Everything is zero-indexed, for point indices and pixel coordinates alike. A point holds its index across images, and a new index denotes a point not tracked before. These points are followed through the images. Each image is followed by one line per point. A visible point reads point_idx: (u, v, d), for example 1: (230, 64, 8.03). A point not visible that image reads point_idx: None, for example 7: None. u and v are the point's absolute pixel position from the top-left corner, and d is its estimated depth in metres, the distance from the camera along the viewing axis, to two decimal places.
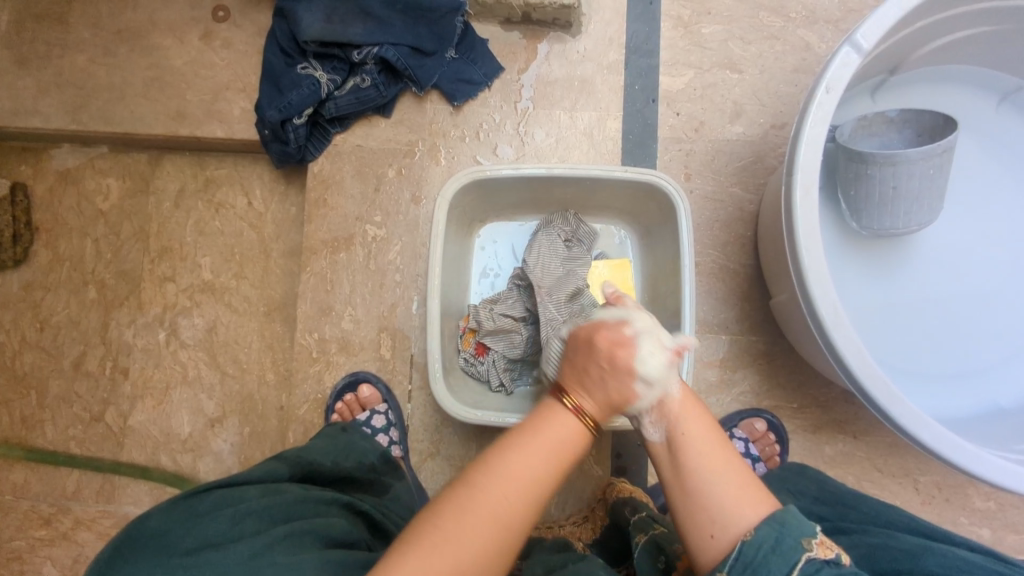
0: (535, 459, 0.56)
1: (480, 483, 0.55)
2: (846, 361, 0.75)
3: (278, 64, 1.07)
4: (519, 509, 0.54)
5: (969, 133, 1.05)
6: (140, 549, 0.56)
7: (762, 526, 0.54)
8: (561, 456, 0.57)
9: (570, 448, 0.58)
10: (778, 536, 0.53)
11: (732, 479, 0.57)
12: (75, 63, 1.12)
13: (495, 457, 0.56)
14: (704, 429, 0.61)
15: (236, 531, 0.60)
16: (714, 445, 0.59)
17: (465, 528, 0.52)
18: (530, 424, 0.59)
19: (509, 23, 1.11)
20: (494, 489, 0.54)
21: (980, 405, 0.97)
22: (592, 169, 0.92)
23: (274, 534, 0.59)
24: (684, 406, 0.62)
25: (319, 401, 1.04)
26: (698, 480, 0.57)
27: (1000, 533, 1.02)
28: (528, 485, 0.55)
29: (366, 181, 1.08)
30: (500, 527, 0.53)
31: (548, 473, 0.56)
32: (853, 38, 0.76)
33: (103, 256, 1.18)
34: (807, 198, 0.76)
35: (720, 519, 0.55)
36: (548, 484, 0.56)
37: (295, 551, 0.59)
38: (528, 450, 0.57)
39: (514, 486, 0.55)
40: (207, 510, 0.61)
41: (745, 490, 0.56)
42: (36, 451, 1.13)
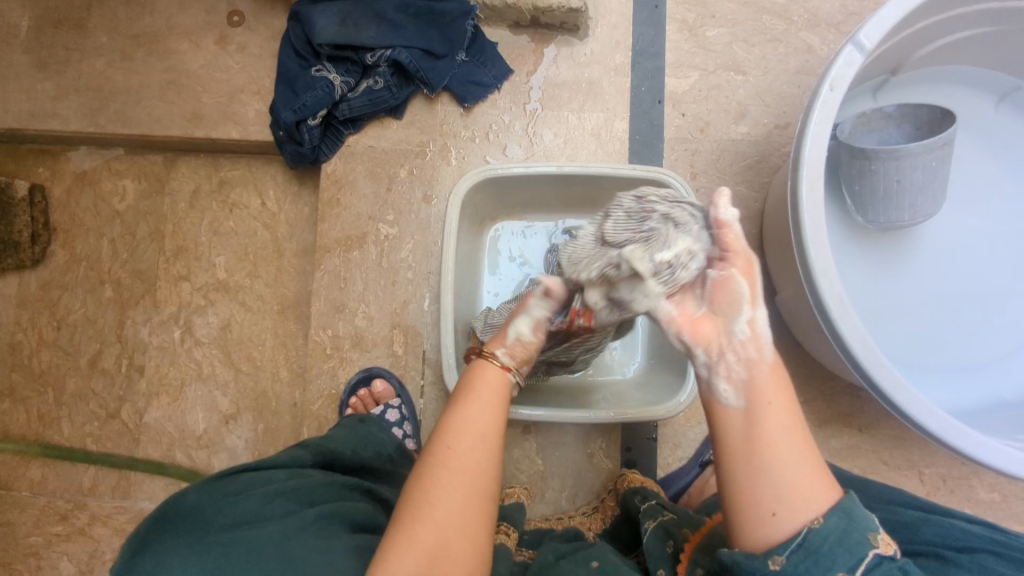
0: (477, 411, 0.61)
1: (433, 447, 0.59)
2: (853, 351, 0.77)
3: (292, 67, 1.09)
4: (476, 453, 0.59)
5: (969, 132, 1.07)
6: (178, 523, 0.58)
7: (832, 517, 0.53)
8: (492, 392, 0.64)
9: (499, 383, 0.65)
10: (847, 530, 0.53)
11: (805, 464, 0.55)
12: (94, 67, 1.15)
13: (443, 420, 0.61)
14: (785, 408, 0.58)
15: (267, 511, 0.62)
16: (792, 422, 0.57)
17: (433, 489, 0.57)
18: (464, 381, 0.65)
19: (518, 27, 1.13)
20: (446, 444, 0.59)
21: (983, 397, 0.99)
22: (601, 167, 0.94)
23: (305, 516, 0.62)
24: (770, 374, 0.60)
25: (333, 396, 1.06)
26: (775, 458, 0.55)
27: (1006, 524, 1.03)
28: (478, 429, 0.60)
29: (378, 181, 1.10)
30: (468, 479, 0.57)
31: (491, 414, 0.62)
32: (856, 37, 0.79)
33: (119, 255, 1.20)
34: (812, 194, 0.78)
35: (785, 502, 0.54)
36: (495, 425, 0.61)
37: (324, 532, 0.62)
38: (471, 405, 0.62)
39: (463, 438, 0.59)
40: (238, 491, 0.63)
41: (816, 477, 0.55)
42: (53, 448, 1.15)
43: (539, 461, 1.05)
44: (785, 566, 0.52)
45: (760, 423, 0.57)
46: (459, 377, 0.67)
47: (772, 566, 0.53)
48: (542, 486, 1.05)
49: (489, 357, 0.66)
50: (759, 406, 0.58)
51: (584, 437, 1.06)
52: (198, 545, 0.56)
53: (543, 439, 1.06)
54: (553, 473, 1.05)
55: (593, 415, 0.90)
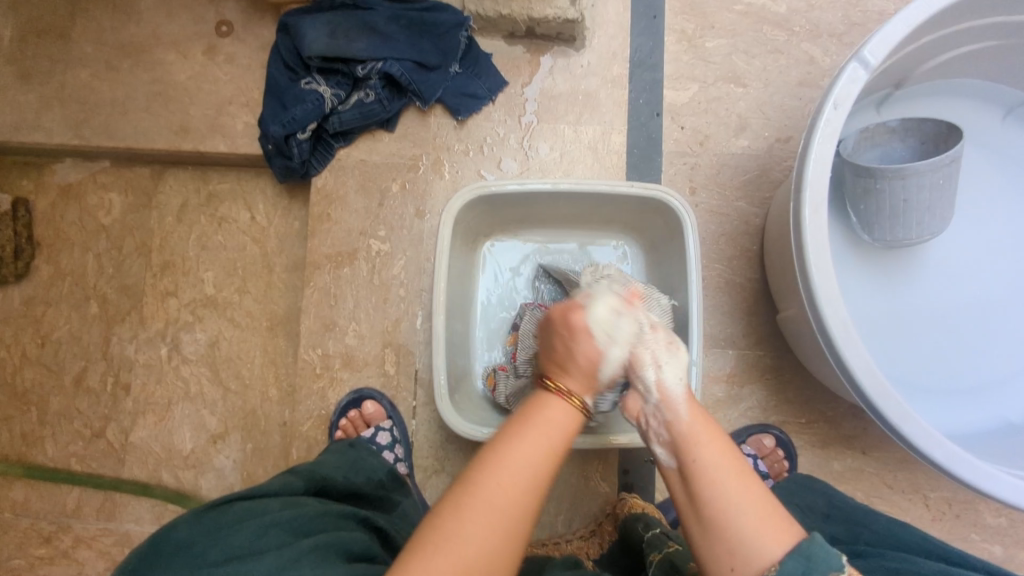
0: (531, 448, 0.55)
1: (475, 474, 0.54)
2: (858, 378, 0.74)
3: (282, 79, 1.06)
4: (522, 496, 0.53)
5: (975, 146, 1.04)
6: (168, 559, 0.56)
7: (788, 560, 0.51)
8: (549, 431, 0.57)
9: (560, 425, 0.58)
10: (807, 571, 0.51)
11: (750, 505, 0.54)
12: (78, 78, 1.12)
13: (494, 447, 0.56)
14: (719, 454, 0.58)
15: (261, 544, 0.59)
16: (728, 471, 0.57)
17: (469, 522, 0.51)
18: (524, 408, 0.60)
19: (513, 37, 1.11)
20: (493, 478, 0.53)
21: (990, 420, 0.97)
22: (598, 184, 0.91)
23: (301, 546, 0.59)
24: (697, 425, 0.60)
25: (323, 417, 1.04)
26: (716, 511, 0.55)
27: (1012, 549, 1.01)
28: (530, 471, 0.54)
29: (370, 196, 1.07)
30: (504, 520, 0.52)
31: (544, 453, 0.56)
32: (861, 53, 0.76)
33: (105, 271, 1.17)
34: (816, 217, 0.76)
35: (741, 551, 0.53)
36: (545, 470, 0.55)
37: (321, 562, 0.59)
38: (525, 437, 0.56)
39: (511, 476, 0.53)
40: (230, 523, 0.60)
41: (766, 520, 0.54)
42: (37, 469, 1.12)
43: None
44: None
45: (695, 478, 0.57)
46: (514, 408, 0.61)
47: None
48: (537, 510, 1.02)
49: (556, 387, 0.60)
50: (691, 460, 0.58)
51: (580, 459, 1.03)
52: None
53: None
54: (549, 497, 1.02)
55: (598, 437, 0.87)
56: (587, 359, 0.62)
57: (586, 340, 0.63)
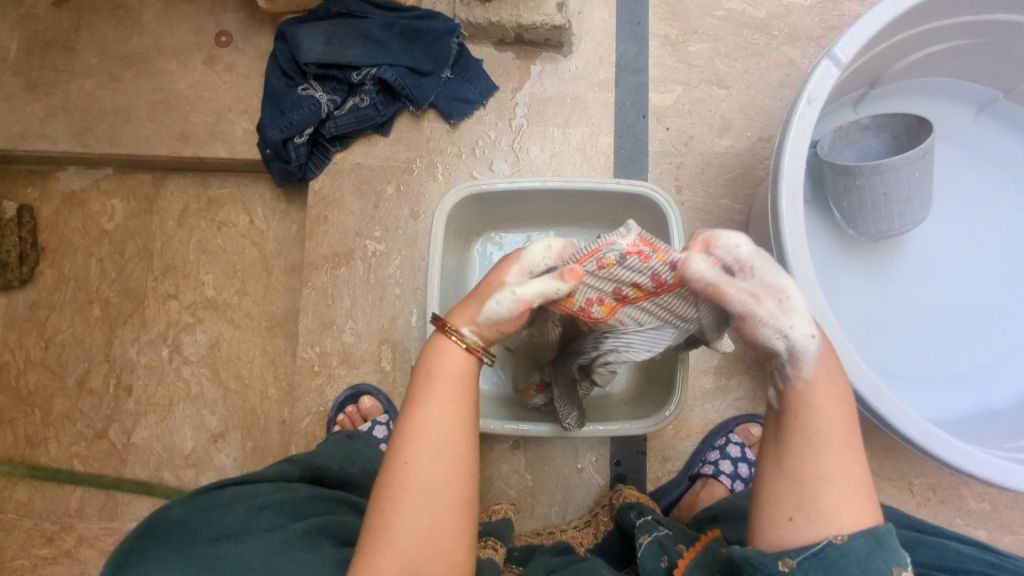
0: (435, 415, 0.57)
1: (390, 464, 0.57)
2: (837, 362, 0.77)
3: (279, 86, 1.10)
4: (437, 465, 0.56)
5: (950, 143, 1.08)
6: (165, 534, 0.60)
7: (856, 535, 0.52)
8: (453, 387, 0.59)
9: (462, 378, 0.60)
10: (871, 554, 0.51)
11: (841, 478, 0.54)
12: (82, 88, 1.15)
13: (401, 427, 0.58)
14: (835, 414, 0.57)
15: (252, 524, 0.62)
16: (835, 434, 0.56)
17: (395, 514, 0.55)
18: (422, 371, 0.61)
19: (502, 44, 1.15)
20: (400, 460, 0.56)
21: (971, 407, 1.00)
22: (584, 182, 0.95)
23: (291, 529, 0.62)
24: (820, 381, 0.57)
25: (321, 414, 1.06)
26: (805, 463, 0.55)
27: (996, 534, 1.03)
28: (439, 437, 0.57)
29: (365, 198, 1.11)
30: (432, 499, 0.55)
31: (450, 407, 0.58)
32: (832, 52, 0.80)
33: (107, 275, 1.20)
34: (792, 207, 0.79)
35: (811, 511, 0.54)
36: (456, 429, 0.57)
37: (311, 547, 0.62)
38: (427, 407, 0.58)
39: (420, 450, 0.56)
40: (224, 504, 0.63)
41: (853, 496, 0.54)
42: (40, 469, 1.15)
43: (529, 477, 1.05)
44: (796, 569, 0.52)
45: (794, 431, 0.56)
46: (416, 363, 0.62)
47: (782, 567, 0.52)
48: (531, 502, 1.04)
49: (454, 333, 0.61)
50: (802, 414, 0.57)
51: (573, 451, 1.06)
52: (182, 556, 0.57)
53: (532, 454, 1.06)
54: (542, 489, 1.05)
55: (583, 428, 0.90)
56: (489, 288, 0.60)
57: (499, 273, 0.60)
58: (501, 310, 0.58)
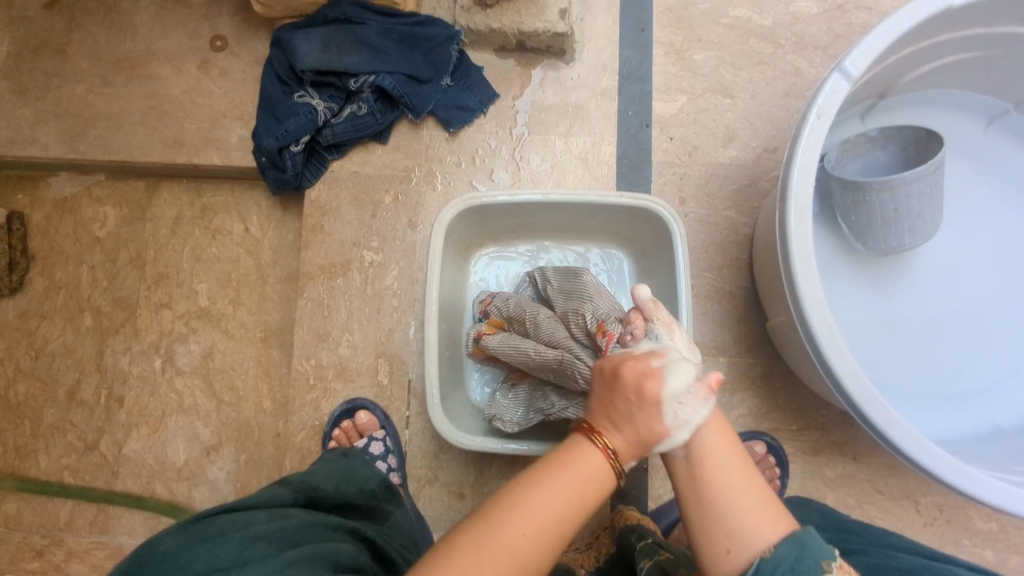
0: (556, 509, 0.53)
1: (495, 531, 0.51)
2: (845, 385, 0.75)
3: (275, 92, 1.08)
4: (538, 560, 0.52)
5: (959, 155, 1.06)
6: (153, 568, 0.57)
7: (783, 544, 0.52)
8: (585, 498, 0.55)
9: (601, 488, 0.56)
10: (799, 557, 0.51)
11: (748, 497, 0.55)
12: (74, 93, 1.13)
13: (517, 502, 0.53)
14: (721, 443, 0.59)
15: (245, 555, 0.59)
16: (731, 462, 0.58)
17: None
18: (560, 456, 0.57)
19: (504, 51, 1.12)
20: (512, 533, 0.51)
21: (979, 426, 0.97)
22: (587, 195, 0.93)
23: (285, 555, 0.59)
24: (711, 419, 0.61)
25: (316, 428, 1.04)
26: (714, 495, 0.55)
27: (1004, 555, 1.01)
28: (552, 533, 0.52)
29: (362, 208, 1.08)
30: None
31: (570, 509, 0.54)
32: (842, 65, 0.78)
33: (99, 284, 1.18)
34: (800, 224, 0.77)
35: (735, 534, 0.54)
36: (568, 528, 0.53)
37: (306, 574, 0.58)
38: (551, 499, 0.53)
39: (529, 537, 0.51)
40: (215, 535, 0.61)
41: (761, 506, 0.55)
42: (29, 481, 1.12)
43: None
44: None
45: (698, 469, 0.58)
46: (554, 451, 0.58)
47: None
48: None
49: None
50: (697, 450, 0.58)
51: None
52: None
53: (532, 470, 1.04)
54: None
55: None
56: None
57: None
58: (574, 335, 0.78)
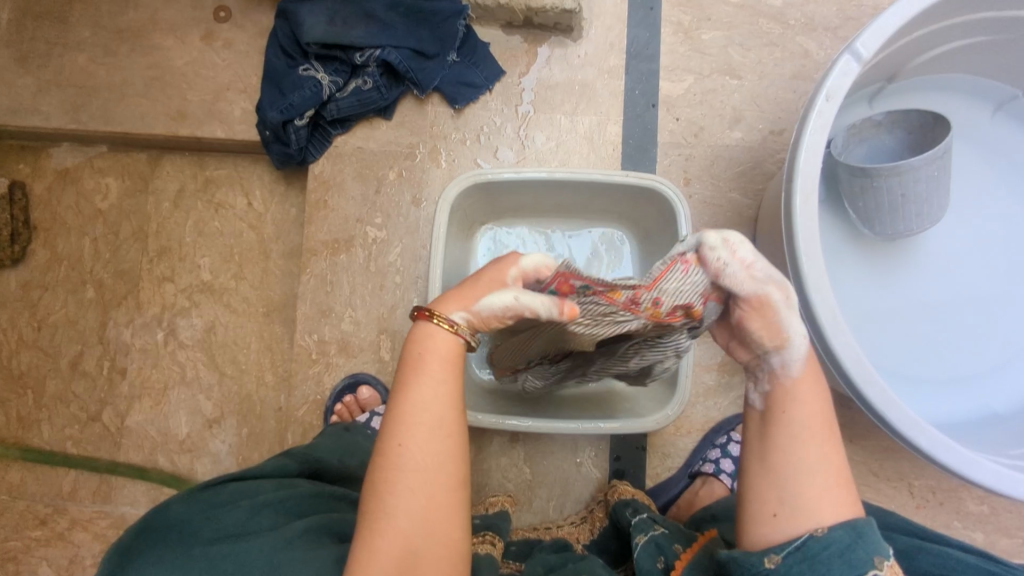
0: (426, 396, 0.56)
1: (384, 447, 0.56)
2: (845, 366, 0.76)
3: (280, 65, 1.07)
4: (432, 445, 0.55)
5: (966, 141, 1.06)
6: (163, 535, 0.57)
7: (837, 528, 0.53)
8: (444, 371, 0.58)
9: (449, 358, 0.58)
10: (852, 545, 0.52)
11: (821, 471, 0.55)
12: (76, 62, 1.12)
13: (391, 411, 0.57)
14: (812, 405, 0.58)
15: (254, 524, 0.60)
16: (817, 432, 0.57)
17: (390, 496, 0.54)
18: (409, 356, 0.59)
19: (511, 27, 1.11)
20: (397, 444, 0.55)
21: (975, 411, 0.99)
22: (593, 174, 0.92)
23: (293, 526, 0.60)
24: (801, 378, 0.59)
25: (318, 403, 1.05)
26: (788, 455, 0.56)
27: (994, 537, 1.03)
28: (432, 418, 0.56)
29: (366, 183, 1.08)
30: (425, 481, 0.54)
31: (446, 394, 0.57)
32: (853, 46, 0.77)
33: (101, 256, 1.18)
34: (807, 206, 0.77)
35: (793, 504, 0.55)
36: (451, 407, 0.57)
37: (313, 543, 0.59)
38: (418, 389, 0.56)
39: (415, 432, 0.55)
40: (224, 503, 0.61)
41: (832, 490, 0.55)
42: (32, 451, 1.13)
43: (527, 470, 1.04)
44: (780, 565, 0.53)
45: (778, 426, 0.58)
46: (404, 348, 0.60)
47: (768, 563, 0.54)
48: (530, 495, 1.04)
49: (439, 318, 0.59)
50: (781, 411, 0.58)
51: (572, 446, 1.05)
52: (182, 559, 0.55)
53: (531, 447, 1.05)
54: (541, 482, 1.04)
55: (581, 425, 0.89)
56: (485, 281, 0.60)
57: (496, 271, 0.60)
58: (495, 305, 0.58)
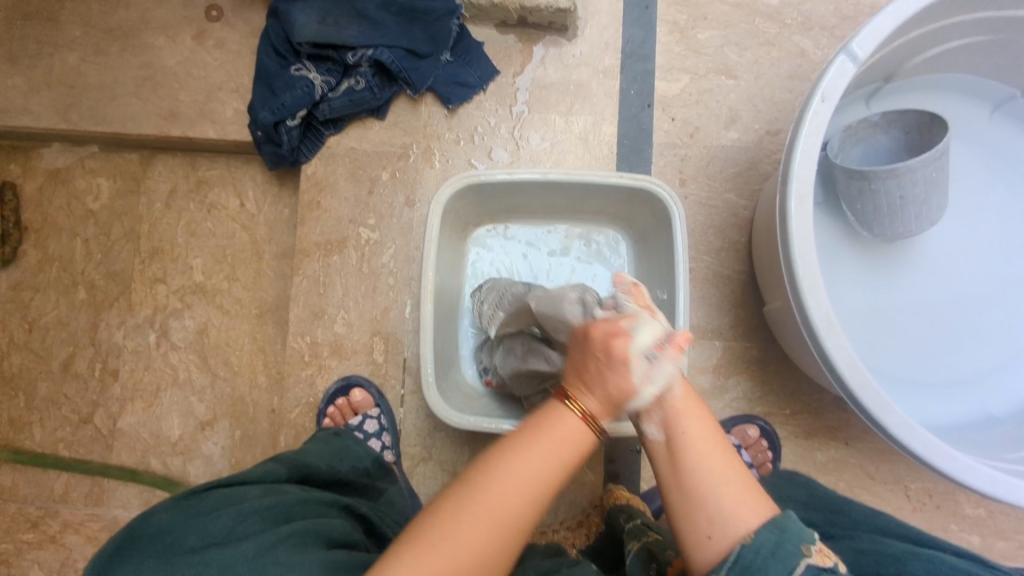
0: (537, 466, 0.54)
1: (475, 485, 0.54)
2: (841, 371, 0.75)
3: (271, 65, 1.06)
4: (523, 511, 0.53)
5: (964, 141, 1.05)
6: (143, 543, 0.57)
7: (761, 531, 0.54)
8: (564, 455, 0.56)
9: (579, 447, 0.56)
10: (779, 542, 0.53)
11: (733, 482, 0.56)
12: (66, 62, 1.11)
13: (496, 461, 0.55)
14: (701, 424, 0.58)
15: (240, 529, 0.59)
16: (713, 444, 0.58)
17: (459, 529, 0.52)
18: (538, 419, 0.58)
19: (505, 26, 1.10)
20: (495, 489, 0.53)
21: (972, 412, 0.98)
22: (586, 176, 0.92)
23: (278, 531, 0.59)
24: (685, 401, 0.59)
25: (311, 405, 1.04)
26: (698, 474, 0.56)
27: (990, 540, 1.03)
28: (534, 487, 0.54)
29: (359, 184, 1.07)
30: (497, 527, 0.52)
31: (553, 475, 0.55)
32: (849, 47, 0.76)
33: (93, 257, 1.17)
34: (801, 210, 0.76)
35: (719, 520, 0.55)
36: (551, 487, 0.55)
37: (298, 549, 0.58)
38: (531, 454, 0.55)
39: (511, 493, 0.53)
40: (209, 509, 0.61)
41: (747, 494, 0.55)
42: (24, 454, 1.13)
43: None
44: None
45: (677, 454, 0.57)
46: (535, 409, 0.60)
47: None
48: None
49: (576, 406, 0.57)
50: (678, 434, 0.58)
51: None
52: (161, 567, 0.54)
53: None
54: None
55: None
56: (608, 333, 0.57)
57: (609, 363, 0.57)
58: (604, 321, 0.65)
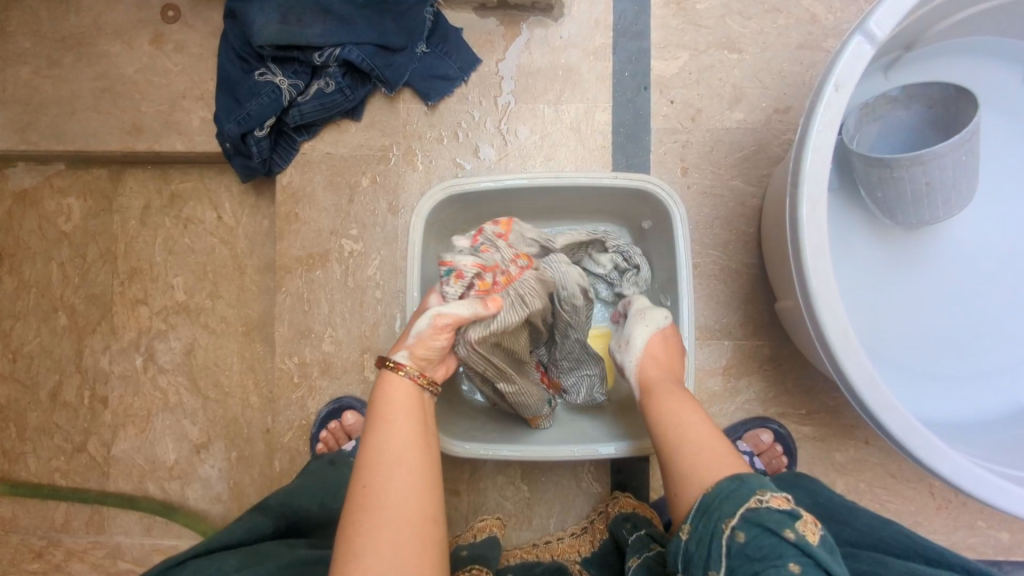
0: (395, 440, 0.62)
1: (355, 490, 0.60)
2: (860, 391, 0.68)
3: (234, 71, 0.99)
4: (402, 487, 0.59)
5: (994, 110, 0.95)
6: None
7: (723, 480, 0.59)
8: (412, 418, 0.65)
9: (414, 408, 0.66)
10: (735, 488, 0.58)
11: (700, 440, 0.65)
12: (20, 77, 1.04)
13: (362, 457, 0.62)
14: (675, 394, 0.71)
15: None
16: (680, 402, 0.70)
17: (360, 535, 0.56)
18: (378, 408, 0.65)
19: (485, 9, 1.01)
20: (370, 481, 0.59)
21: (1003, 408, 0.91)
22: (578, 178, 0.84)
23: None
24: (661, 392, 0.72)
25: (304, 427, 1.00)
26: (668, 431, 0.67)
27: (1020, 535, 0.98)
28: (399, 460, 0.61)
29: (338, 192, 1.01)
30: (395, 518, 0.57)
31: (415, 445, 0.63)
32: (866, 25, 0.67)
33: (71, 280, 1.12)
34: (815, 213, 0.69)
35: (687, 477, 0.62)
36: (416, 454, 0.62)
37: None
38: (385, 435, 0.62)
39: (383, 472, 0.60)
40: None
41: (715, 450, 0.63)
42: (20, 485, 1.11)
43: (525, 487, 1.00)
44: (690, 531, 0.59)
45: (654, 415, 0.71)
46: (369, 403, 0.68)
47: (683, 534, 0.60)
48: (528, 514, 0.99)
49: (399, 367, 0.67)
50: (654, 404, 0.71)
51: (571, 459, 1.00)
52: None
53: (528, 464, 1.00)
54: (540, 499, 0.99)
55: (580, 449, 0.82)
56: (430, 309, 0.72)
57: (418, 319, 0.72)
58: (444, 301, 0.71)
